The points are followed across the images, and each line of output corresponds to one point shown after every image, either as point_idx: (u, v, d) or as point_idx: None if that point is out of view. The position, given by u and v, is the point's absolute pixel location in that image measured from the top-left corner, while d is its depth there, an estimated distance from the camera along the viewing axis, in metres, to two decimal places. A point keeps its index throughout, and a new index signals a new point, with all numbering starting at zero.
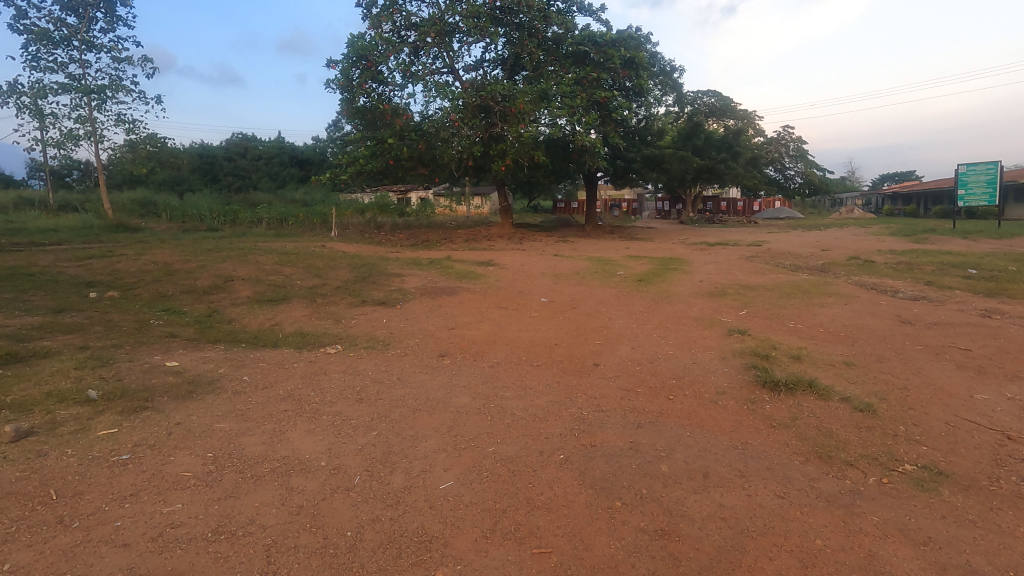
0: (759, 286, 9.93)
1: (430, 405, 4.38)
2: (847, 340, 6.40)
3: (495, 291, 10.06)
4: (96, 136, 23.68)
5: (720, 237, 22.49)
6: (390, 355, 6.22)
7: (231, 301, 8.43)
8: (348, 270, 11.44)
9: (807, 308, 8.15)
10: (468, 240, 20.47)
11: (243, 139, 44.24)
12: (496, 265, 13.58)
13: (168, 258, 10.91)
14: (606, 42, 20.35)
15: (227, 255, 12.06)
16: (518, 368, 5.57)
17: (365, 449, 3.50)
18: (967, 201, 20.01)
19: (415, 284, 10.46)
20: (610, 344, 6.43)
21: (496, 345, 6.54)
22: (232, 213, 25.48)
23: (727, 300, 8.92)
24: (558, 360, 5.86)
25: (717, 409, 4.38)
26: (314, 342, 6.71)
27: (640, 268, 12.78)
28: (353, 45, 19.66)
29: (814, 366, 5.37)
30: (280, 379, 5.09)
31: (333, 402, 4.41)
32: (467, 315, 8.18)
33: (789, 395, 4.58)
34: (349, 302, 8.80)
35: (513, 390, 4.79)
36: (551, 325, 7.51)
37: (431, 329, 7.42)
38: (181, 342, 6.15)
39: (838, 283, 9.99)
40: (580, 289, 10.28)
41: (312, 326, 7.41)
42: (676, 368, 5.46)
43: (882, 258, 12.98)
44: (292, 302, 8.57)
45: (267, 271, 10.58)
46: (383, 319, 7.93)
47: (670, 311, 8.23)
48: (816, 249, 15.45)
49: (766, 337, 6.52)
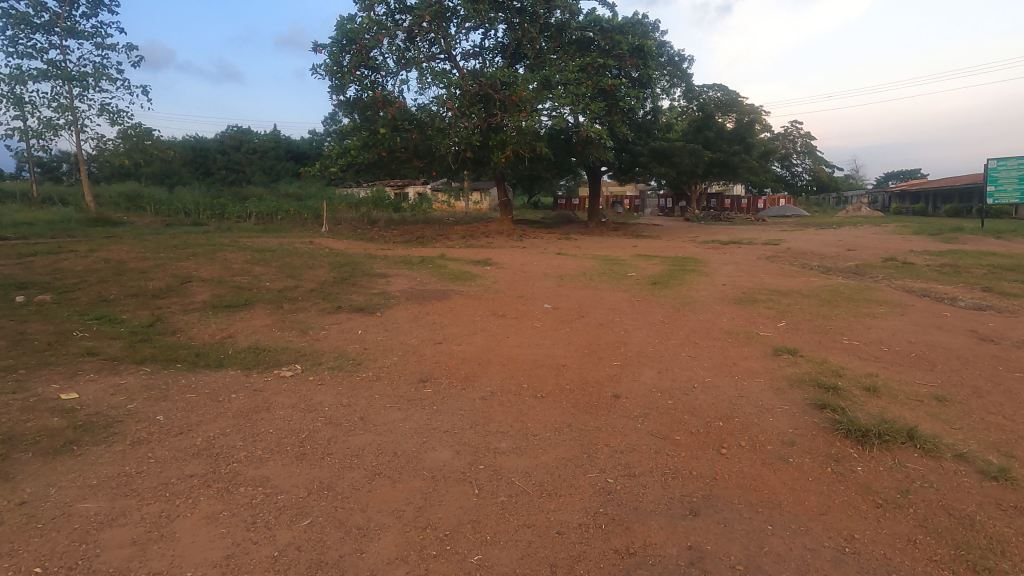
0: (791, 291, 8.73)
1: (400, 464, 3.21)
2: (923, 363, 5.18)
3: (492, 295, 8.87)
4: (77, 125, 22.46)
5: (732, 235, 21.30)
6: (358, 381, 5.01)
7: (183, 307, 7.20)
8: (328, 270, 10.21)
9: (858, 319, 6.93)
10: (466, 237, 19.28)
11: (238, 131, 42.94)
12: (494, 264, 12.37)
13: (123, 255, 9.69)
14: (613, 28, 19.12)
15: (193, 252, 10.83)
16: (521, 402, 4.40)
17: (287, 556, 2.34)
18: (997, 198, 18.75)
19: (402, 286, 9.28)
20: (631, 367, 5.22)
21: (491, 367, 5.34)
22: (219, 207, 24.36)
23: (759, 308, 7.70)
24: (570, 389, 4.71)
25: (789, 473, 3.21)
26: (269, 361, 5.52)
27: (653, 269, 11.55)
28: (343, 27, 18.38)
29: (899, 404, 4.16)
30: (210, 417, 3.91)
31: (264, 459, 3.22)
32: (458, 324, 6.97)
33: (885, 453, 3.37)
34: (321, 308, 7.56)
35: (509, 437, 3.62)
36: (556, 338, 6.33)
37: (413, 343, 6.20)
38: (95, 363, 4.93)
39: (881, 287, 8.77)
40: (588, 293, 9.08)
41: (270, 340, 6.18)
42: (720, 405, 4.26)
43: (919, 259, 11.77)
44: (254, 309, 7.35)
45: (234, 270, 9.34)
46: (357, 330, 6.71)
47: (695, 322, 7.00)
48: (841, 249, 14.25)
49: (821, 358, 5.33)
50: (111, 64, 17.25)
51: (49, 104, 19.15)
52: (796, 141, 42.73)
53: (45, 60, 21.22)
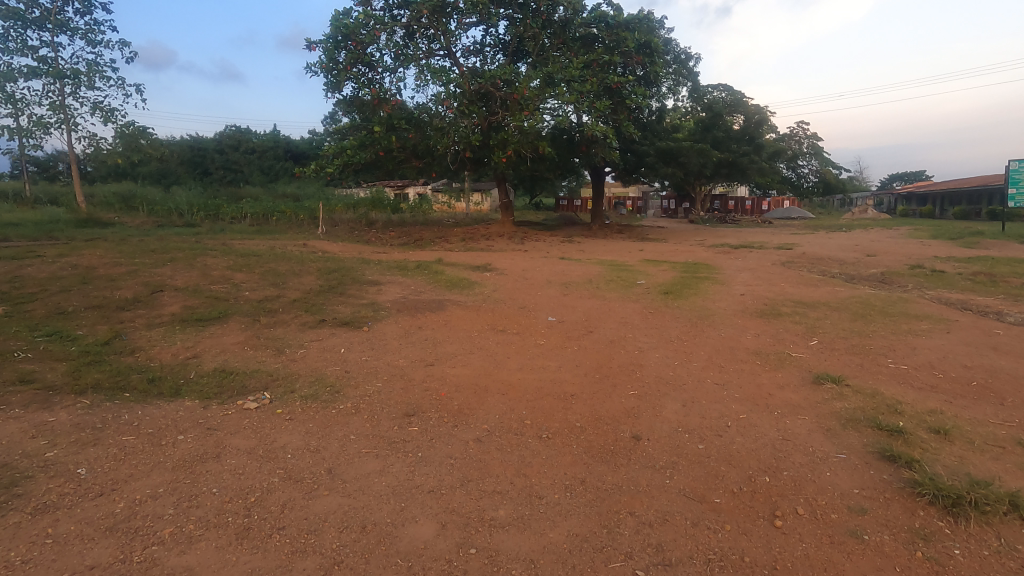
0: (818, 303, 8.01)
1: (368, 546, 2.55)
2: (989, 396, 4.46)
3: (491, 306, 8.16)
4: (68, 123, 21.77)
5: (741, 238, 20.54)
6: (336, 414, 4.31)
7: (148, 321, 6.49)
8: (315, 277, 9.50)
9: (899, 337, 6.20)
10: (466, 239, 18.63)
11: (236, 130, 42.20)
12: (493, 270, 11.68)
13: (94, 261, 9.00)
14: (619, 24, 18.40)
15: (172, 257, 10.13)
16: (522, 446, 3.69)
17: None
18: (1019, 201, 18.02)
19: (394, 295, 8.58)
20: (650, 399, 4.50)
21: (488, 397, 4.62)
22: (214, 207, 23.68)
23: (785, 323, 6.99)
24: (581, 428, 4.00)
25: (868, 560, 2.51)
26: (233, 388, 4.81)
27: (664, 276, 10.84)
28: (338, 23, 17.68)
29: (984, 453, 3.43)
30: (144, 470, 3.21)
31: (195, 538, 2.53)
32: (452, 342, 6.25)
33: (984, 528, 2.67)
34: (302, 322, 6.85)
35: (509, 502, 2.93)
36: (563, 360, 5.62)
37: (401, 365, 5.48)
38: (25, 395, 4.22)
39: (916, 299, 8.05)
40: (596, 303, 8.37)
41: (239, 361, 5.47)
42: (762, 454, 3.54)
43: (948, 267, 11.03)
44: (227, 323, 6.63)
45: (213, 278, 8.64)
46: (340, 348, 5.99)
47: (717, 340, 6.27)
48: (860, 255, 13.53)
49: (871, 388, 4.60)
50: (104, 62, 16.66)
51: (40, 103, 18.52)
52: (803, 141, 41.98)
53: (36, 57, 20.58)
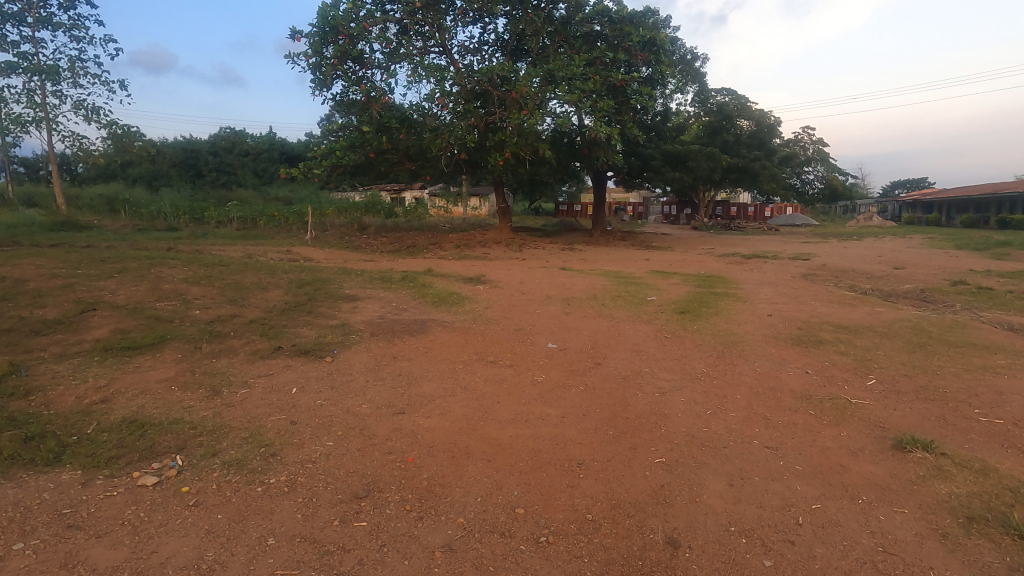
0: (861, 327, 6.88)
1: None
2: None
3: (482, 327, 7.02)
4: (48, 121, 20.63)
5: (751, 247, 19.45)
6: (258, 495, 3.17)
7: (62, 351, 5.34)
8: (283, 292, 8.35)
9: (976, 377, 5.06)
10: (460, 245, 17.60)
11: (230, 132, 40.93)
12: (488, 282, 10.57)
13: (28, 273, 7.84)
14: (624, 19, 17.41)
15: (123, 267, 8.97)
16: (512, 562, 2.58)
17: None
18: None
19: (370, 314, 7.43)
20: (686, 473, 3.37)
21: (468, 466, 3.49)
22: (199, 210, 22.47)
23: (830, 354, 5.87)
24: (594, 524, 2.87)
25: None
26: (135, 448, 3.66)
27: (677, 291, 9.73)
28: (326, 15, 16.60)
29: None
30: None
31: None
32: (430, 379, 5.10)
33: None
34: (253, 350, 5.72)
35: None
36: (567, 406, 4.48)
37: (363, 413, 4.34)
38: None
39: (974, 324, 6.95)
40: (603, 325, 7.24)
41: (159, 407, 4.32)
42: None
43: (992, 282, 9.94)
44: (162, 352, 5.49)
45: (162, 293, 7.51)
46: (291, 386, 4.86)
47: (753, 378, 5.13)
48: (887, 267, 12.42)
49: (977, 459, 3.46)
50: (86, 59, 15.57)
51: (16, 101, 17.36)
52: (808, 147, 41.22)
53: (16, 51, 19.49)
